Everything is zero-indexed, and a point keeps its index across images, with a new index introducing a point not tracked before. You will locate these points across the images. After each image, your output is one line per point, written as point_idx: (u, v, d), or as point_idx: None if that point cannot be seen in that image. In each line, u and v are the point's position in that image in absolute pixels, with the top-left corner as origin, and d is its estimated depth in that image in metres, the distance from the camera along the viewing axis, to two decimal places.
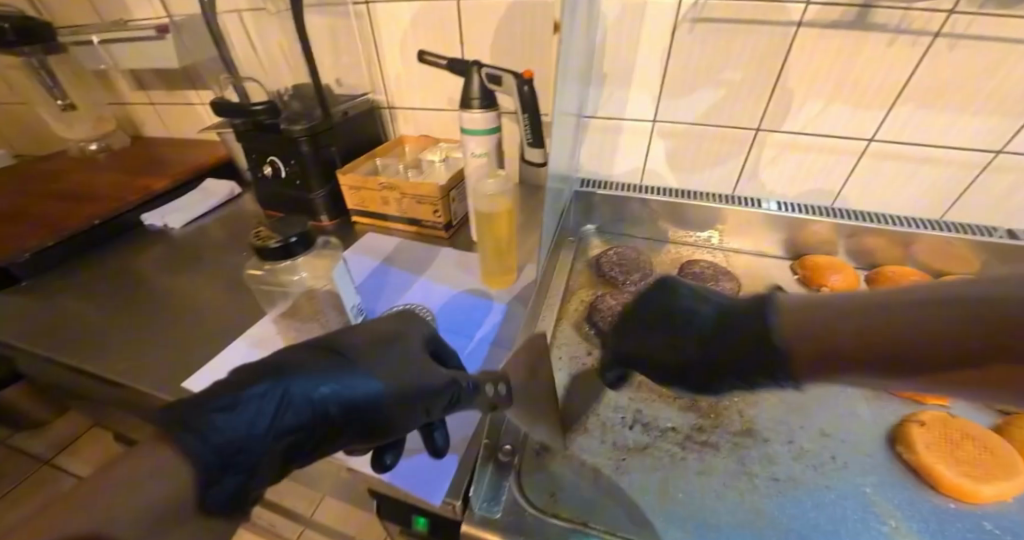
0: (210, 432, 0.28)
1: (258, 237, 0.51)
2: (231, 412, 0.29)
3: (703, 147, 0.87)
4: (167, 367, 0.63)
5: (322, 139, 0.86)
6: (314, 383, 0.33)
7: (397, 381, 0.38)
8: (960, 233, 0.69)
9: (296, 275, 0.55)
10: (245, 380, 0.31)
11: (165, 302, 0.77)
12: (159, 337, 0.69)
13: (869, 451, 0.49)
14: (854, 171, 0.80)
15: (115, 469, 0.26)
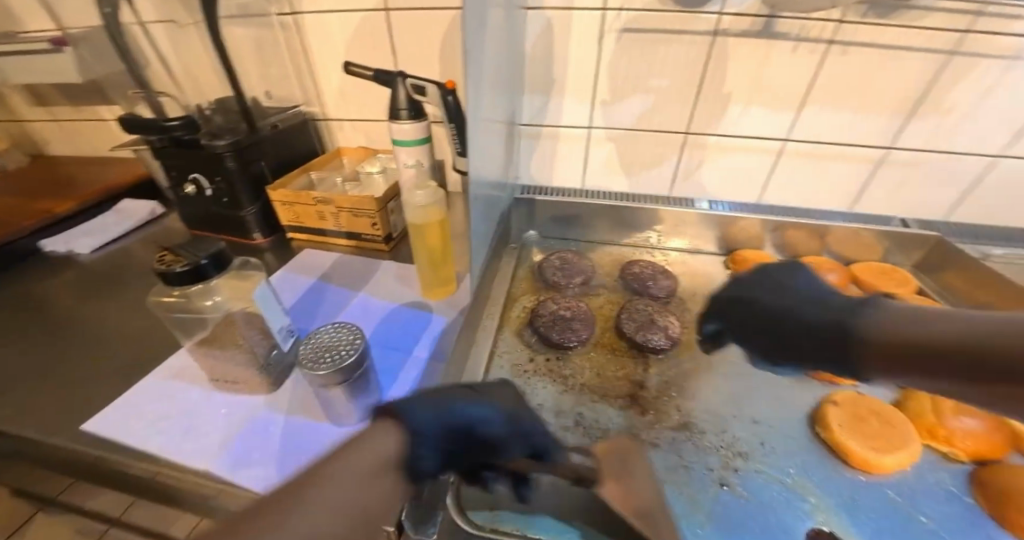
0: (425, 415, 0.33)
1: (164, 261, 0.46)
2: (423, 408, 0.34)
3: (639, 151, 0.92)
4: (66, 409, 0.54)
5: (251, 154, 0.79)
6: (462, 404, 0.36)
7: (520, 418, 0.40)
8: (865, 223, 0.80)
9: (211, 299, 0.51)
10: (441, 393, 0.36)
11: (72, 333, 0.67)
12: (63, 373, 0.59)
13: (792, 433, 0.54)
14: (776, 169, 0.89)
15: (347, 458, 0.28)
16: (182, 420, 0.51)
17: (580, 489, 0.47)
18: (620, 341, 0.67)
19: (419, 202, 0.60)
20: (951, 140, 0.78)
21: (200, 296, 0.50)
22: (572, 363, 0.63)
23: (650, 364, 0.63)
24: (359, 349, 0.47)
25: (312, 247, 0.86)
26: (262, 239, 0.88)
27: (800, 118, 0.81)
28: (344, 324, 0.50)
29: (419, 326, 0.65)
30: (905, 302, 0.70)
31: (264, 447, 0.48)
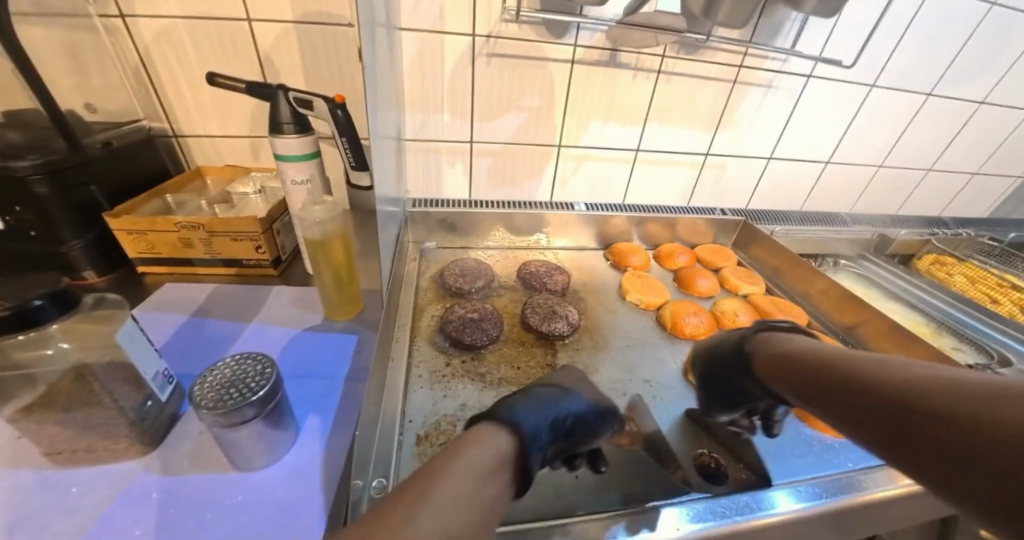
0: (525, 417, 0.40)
1: None
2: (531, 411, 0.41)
3: (521, 162, 1.01)
4: None
5: (74, 177, 0.66)
6: (561, 403, 0.46)
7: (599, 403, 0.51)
8: (698, 214, 1.01)
9: (48, 350, 0.40)
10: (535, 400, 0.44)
11: None
12: None
13: (673, 385, 0.66)
14: (631, 174, 1.06)
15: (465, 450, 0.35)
16: (11, 515, 0.39)
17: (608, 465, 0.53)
18: (528, 333, 0.73)
19: (316, 216, 0.58)
20: (743, 148, 1.04)
21: (21, 351, 0.39)
22: (487, 360, 0.66)
23: (557, 350, 0.70)
24: (271, 378, 0.43)
25: (176, 281, 0.75)
26: (97, 278, 0.72)
27: (644, 131, 0.99)
28: (248, 355, 0.46)
29: (328, 350, 0.61)
30: (731, 272, 0.91)
31: (146, 517, 0.40)
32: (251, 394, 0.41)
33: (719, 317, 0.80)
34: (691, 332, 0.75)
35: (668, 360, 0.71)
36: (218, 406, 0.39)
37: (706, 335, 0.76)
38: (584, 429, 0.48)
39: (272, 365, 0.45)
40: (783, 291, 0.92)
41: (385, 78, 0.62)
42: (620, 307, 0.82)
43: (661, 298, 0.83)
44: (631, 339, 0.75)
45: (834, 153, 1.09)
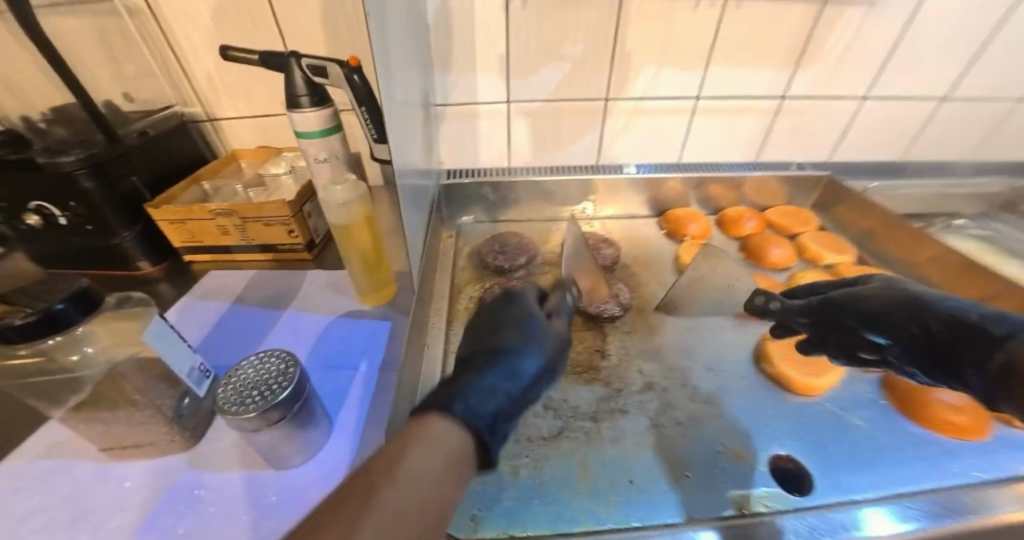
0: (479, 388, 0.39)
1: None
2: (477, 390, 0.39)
3: (562, 122, 0.91)
4: None
5: (115, 170, 0.66)
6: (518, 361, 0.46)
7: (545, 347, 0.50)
8: (770, 170, 0.87)
9: (82, 350, 0.41)
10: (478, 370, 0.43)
11: None
12: None
13: (743, 374, 0.58)
14: (690, 127, 0.93)
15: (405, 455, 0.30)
16: (74, 505, 0.41)
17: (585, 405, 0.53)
18: (575, 316, 0.66)
19: (338, 198, 0.53)
20: (831, 86, 0.87)
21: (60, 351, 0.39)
22: None
23: (608, 334, 0.63)
24: (294, 379, 0.40)
25: (221, 269, 0.76)
26: (150, 268, 0.75)
27: (707, 75, 0.85)
28: (273, 351, 0.44)
29: (362, 340, 0.59)
30: (813, 239, 0.78)
31: (187, 515, 0.40)
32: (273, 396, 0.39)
33: None
34: None
35: (738, 345, 0.62)
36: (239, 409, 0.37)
37: None
38: (542, 380, 0.48)
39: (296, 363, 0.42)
40: (880, 260, 0.77)
41: (400, 33, 0.54)
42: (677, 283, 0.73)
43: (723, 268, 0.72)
44: (692, 320, 0.66)
45: (956, 84, 0.88)
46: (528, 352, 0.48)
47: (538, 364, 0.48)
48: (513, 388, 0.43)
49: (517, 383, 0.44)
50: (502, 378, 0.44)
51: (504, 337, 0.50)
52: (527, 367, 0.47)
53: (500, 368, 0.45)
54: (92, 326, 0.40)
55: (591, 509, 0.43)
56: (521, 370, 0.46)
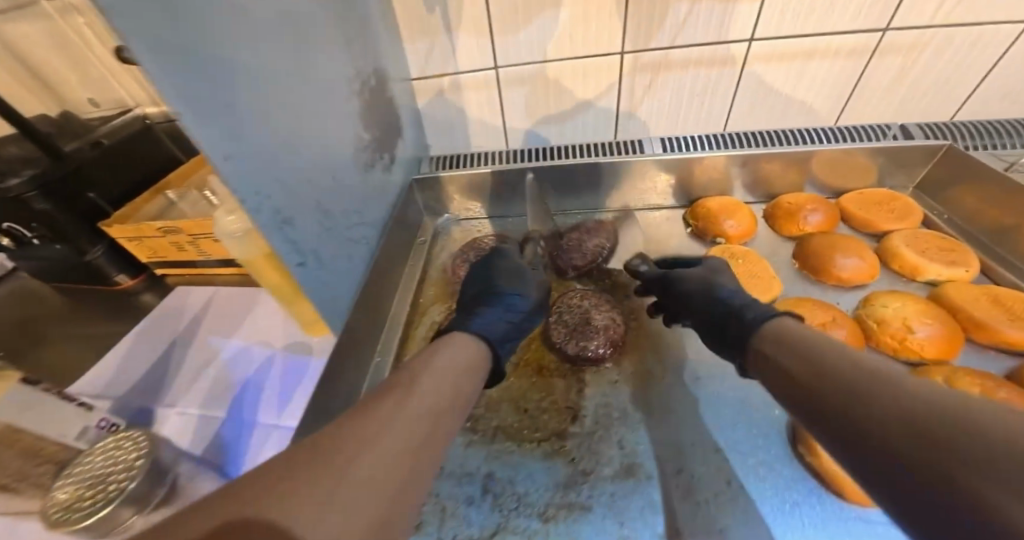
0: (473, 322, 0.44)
1: None
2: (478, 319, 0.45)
3: (568, 88, 0.72)
4: None
5: (69, 188, 0.62)
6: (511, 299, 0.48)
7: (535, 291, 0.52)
8: (851, 140, 0.64)
9: None
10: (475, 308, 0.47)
11: None
12: None
13: (770, 458, 0.41)
14: (741, 81, 0.69)
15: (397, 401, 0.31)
16: None
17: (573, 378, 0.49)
18: (551, 354, 0.52)
19: (232, 230, 0.43)
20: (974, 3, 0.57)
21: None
22: (484, 397, 0.48)
23: (588, 383, 0.48)
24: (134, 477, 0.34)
25: (191, 283, 0.72)
26: (131, 281, 0.74)
27: (770, 5, 0.60)
28: (132, 431, 0.37)
29: (292, 384, 0.51)
30: (910, 240, 0.54)
31: None
32: (95, 504, 0.32)
33: (872, 328, 0.47)
34: None
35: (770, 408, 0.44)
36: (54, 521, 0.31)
37: None
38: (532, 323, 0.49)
39: (143, 454, 0.35)
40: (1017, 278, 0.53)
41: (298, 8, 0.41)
42: None
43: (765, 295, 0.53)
44: (709, 366, 0.49)
45: None
46: (518, 290, 0.50)
47: (530, 300, 0.50)
48: (509, 320, 0.46)
49: (514, 315, 0.47)
50: (500, 310, 0.47)
51: (501, 282, 0.51)
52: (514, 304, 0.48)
53: (501, 302, 0.48)
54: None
55: None
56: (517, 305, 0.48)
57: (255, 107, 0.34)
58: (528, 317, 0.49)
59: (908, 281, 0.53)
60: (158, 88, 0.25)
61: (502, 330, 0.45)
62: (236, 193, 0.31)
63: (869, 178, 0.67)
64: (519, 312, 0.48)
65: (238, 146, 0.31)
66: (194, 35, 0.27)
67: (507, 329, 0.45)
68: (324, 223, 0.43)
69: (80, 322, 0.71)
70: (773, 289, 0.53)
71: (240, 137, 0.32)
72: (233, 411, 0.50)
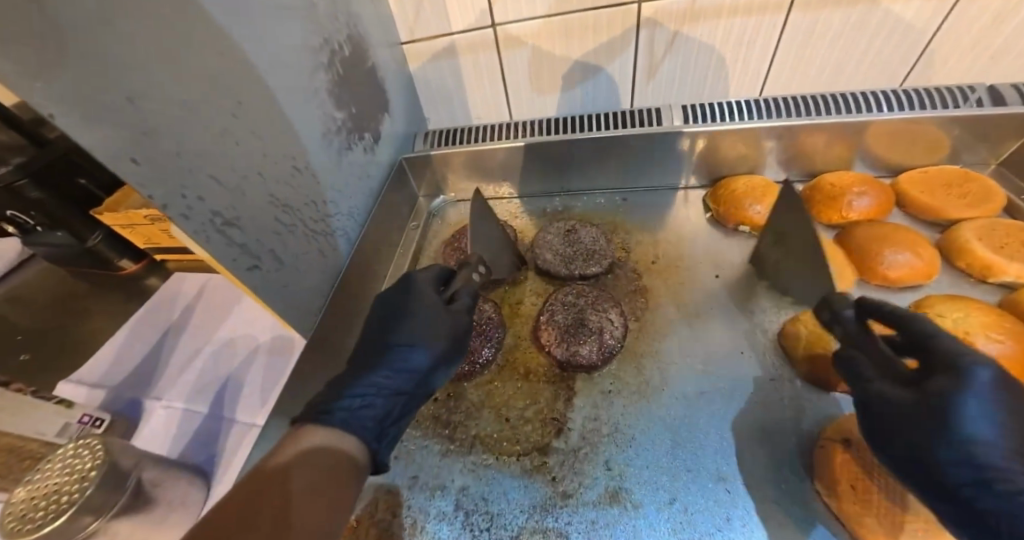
0: (349, 396, 0.35)
1: None
2: (354, 394, 0.35)
3: (577, 49, 0.64)
4: None
5: (59, 175, 0.61)
6: (399, 353, 0.39)
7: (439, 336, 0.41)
8: (921, 108, 0.53)
9: None
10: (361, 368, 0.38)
11: None
12: None
13: (781, 493, 0.35)
14: (784, 34, 0.58)
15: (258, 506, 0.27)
16: None
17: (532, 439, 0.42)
18: (539, 357, 0.47)
19: None
20: None
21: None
22: (464, 403, 0.45)
23: (577, 391, 0.44)
24: (87, 489, 0.33)
25: (188, 268, 0.71)
26: (134, 266, 0.75)
27: None
28: (93, 436, 0.36)
29: (272, 380, 0.50)
30: (984, 233, 0.45)
31: None
32: (47, 516, 0.31)
33: None
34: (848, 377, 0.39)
35: (784, 432, 0.39)
36: (9, 531, 0.31)
37: None
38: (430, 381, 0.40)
39: (99, 462, 0.34)
40: None
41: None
42: (709, 307, 0.49)
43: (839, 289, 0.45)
44: (717, 379, 0.43)
45: None
46: (416, 341, 0.40)
47: (434, 357, 0.40)
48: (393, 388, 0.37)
49: (407, 380, 0.38)
50: (384, 380, 0.37)
51: (400, 328, 0.41)
52: (405, 361, 0.39)
53: (390, 364, 0.38)
54: None
55: None
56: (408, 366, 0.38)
57: (181, 96, 0.30)
58: (428, 376, 0.40)
59: (976, 282, 0.45)
60: (25, 89, 0.21)
61: (384, 408, 0.36)
62: (157, 199, 0.28)
63: (935, 153, 0.56)
64: (414, 375, 0.39)
65: (156, 146, 0.28)
66: (84, 17, 0.23)
67: (392, 403, 0.36)
68: (282, 220, 0.40)
69: (92, 305, 0.72)
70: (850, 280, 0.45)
71: (156, 135, 0.28)
72: (214, 406, 0.49)
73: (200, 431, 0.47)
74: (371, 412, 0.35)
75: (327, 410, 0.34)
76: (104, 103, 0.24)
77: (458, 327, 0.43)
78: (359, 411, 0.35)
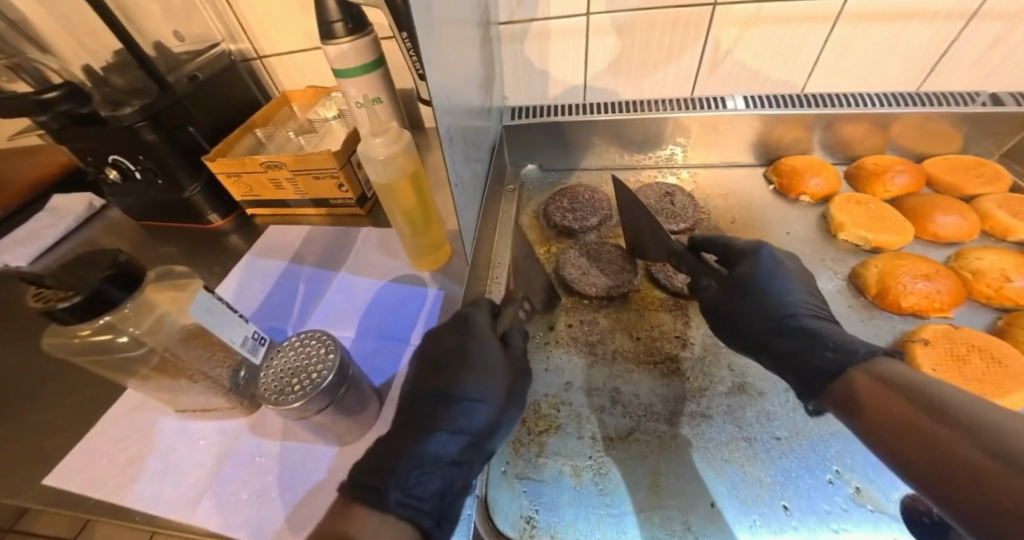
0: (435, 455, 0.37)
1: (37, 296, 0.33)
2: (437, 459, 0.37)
3: (653, 42, 0.73)
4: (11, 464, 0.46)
5: (172, 120, 0.63)
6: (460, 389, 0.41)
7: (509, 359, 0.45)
8: (939, 106, 0.66)
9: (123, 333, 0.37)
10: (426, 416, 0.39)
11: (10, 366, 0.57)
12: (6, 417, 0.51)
13: None
14: (829, 42, 0.70)
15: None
16: (159, 458, 0.45)
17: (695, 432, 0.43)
18: (656, 291, 0.56)
19: (380, 153, 0.44)
20: None
21: (107, 333, 0.37)
22: (598, 326, 0.52)
23: (692, 316, 0.53)
24: (333, 366, 0.37)
25: (280, 222, 0.73)
26: (221, 221, 0.76)
27: None
28: (313, 331, 0.41)
29: (410, 308, 0.55)
30: (1001, 203, 0.58)
31: (249, 483, 0.42)
32: (304, 390, 0.36)
33: (968, 278, 0.51)
34: (912, 305, 0.50)
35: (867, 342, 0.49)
36: (272, 400, 0.35)
37: (942, 311, 0.50)
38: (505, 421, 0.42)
39: (333, 348, 0.39)
40: None
41: None
42: None
43: (902, 237, 0.57)
44: None
45: None
46: (484, 395, 0.41)
47: (497, 409, 0.41)
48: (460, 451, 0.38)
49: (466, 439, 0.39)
50: (446, 442, 0.38)
51: (463, 379, 0.41)
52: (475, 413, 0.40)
53: (448, 425, 0.39)
54: (148, 296, 0.38)
55: (654, 526, 0.37)
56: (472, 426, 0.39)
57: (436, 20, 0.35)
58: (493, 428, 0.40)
59: (997, 240, 0.57)
60: None
61: (444, 481, 0.36)
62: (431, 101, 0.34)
63: (949, 144, 0.70)
64: (467, 434, 0.39)
65: (431, 56, 0.33)
66: None
67: (451, 475, 0.37)
68: (464, 151, 0.46)
69: (181, 258, 0.74)
70: (908, 232, 0.57)
71: (431, 46, 0.34)
72: (360, 332, 0.53)
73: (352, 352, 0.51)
74: (447, 455, 0.37)
75: (382, 487, 0.34)
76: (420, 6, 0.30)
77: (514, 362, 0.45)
78: (413, 488, 0.34)
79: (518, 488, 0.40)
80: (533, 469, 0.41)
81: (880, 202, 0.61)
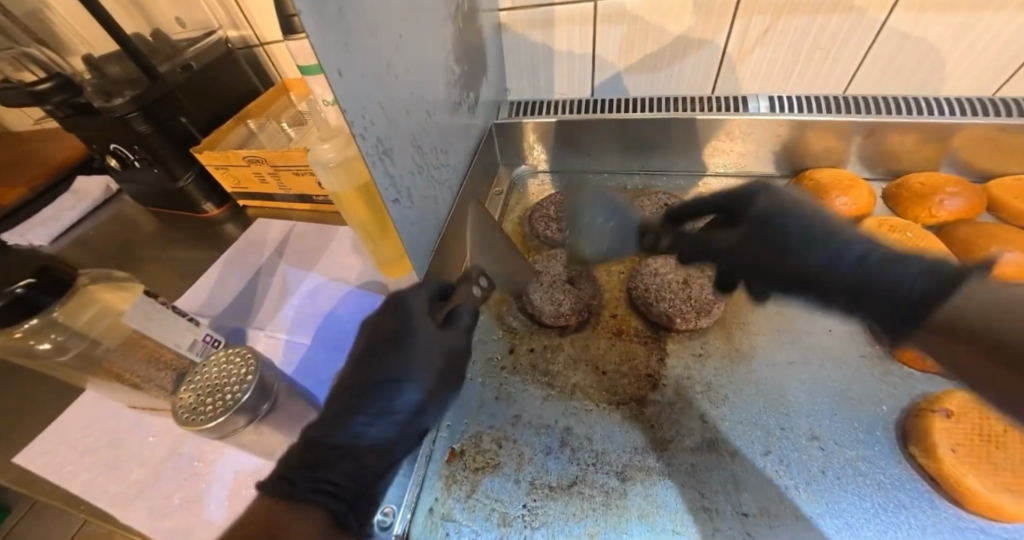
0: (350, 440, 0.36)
1: None
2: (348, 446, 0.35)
3: (669, 31, 0.65)
4: None
5: (163, 111, 0.64)
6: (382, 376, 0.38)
7: (450, 344, 0.41)
8: (1015, 117, 0.54)
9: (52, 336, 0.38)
10: (347, 401, 0.38)
11: None
12: None
13: (874, 458, 0.38)
14: (881, 34, 0.59)
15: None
16: (110, 449, 0.46)
17: (647, 492, 0.38)
18: (633, 320, 0.51)
19: (327, 159, 0.42)
20: None
21: (35, 337, 0.37)
22: (561, 355, 0.48)
23: (669, 353, 0.47)
24: (249, 387, 0.36)
25: (269, 214, 0.74)
26: (216, 210, 0.77)
27: None
28: (240, 346, 0.40)
29: (368, 319, 0.53)
30: None
31: (182, 488, 0.42)
32: (216, 411, 0.35)
33: None
34: None
35: (875, 402, 0.41)
36: (184, 419, 0.35)
37: None
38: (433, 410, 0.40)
39: (253, 368, 0.37)
40: None
41: None
42: None
43: None
44: (814, 355, 0.46)
45: None
46: (409, 378, 0.38)
47: (422, 395, 0.39)
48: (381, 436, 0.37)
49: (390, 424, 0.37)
50: (367, 426, 0.37)
51: (388, 362, 0.39)
52: (396, 396, 0.38)
53: (369, 408, 0.37)
54: (84, 296, 0.40)
55: None
56: (393, 409, 0.37)
57: (368, 23, 0.32)
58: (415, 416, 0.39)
59: None
60: None
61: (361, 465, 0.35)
62: (348, 115, 0.30)
63: None
64: (395, 418, 0.38)
65: (352, 65, 0.30)
66: None
67: (372, 458, 0.36)
68: (416, 162, 0.43)
69: (179, 245, 0.76)
70: None
71: (351, 53, 0.30)
72: (316, 340, 0.52)
73: (304, 360, 0.50)
74: (369, 437, 0.36)
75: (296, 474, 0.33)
76: (325, 9, 0.26)
77: (452, 351, 0.41)
78: (325, 471, 0.34)
79: (439, 530, 0.38)
80: (461, 511, 0.38)
81: (920, 229, 0.51)
